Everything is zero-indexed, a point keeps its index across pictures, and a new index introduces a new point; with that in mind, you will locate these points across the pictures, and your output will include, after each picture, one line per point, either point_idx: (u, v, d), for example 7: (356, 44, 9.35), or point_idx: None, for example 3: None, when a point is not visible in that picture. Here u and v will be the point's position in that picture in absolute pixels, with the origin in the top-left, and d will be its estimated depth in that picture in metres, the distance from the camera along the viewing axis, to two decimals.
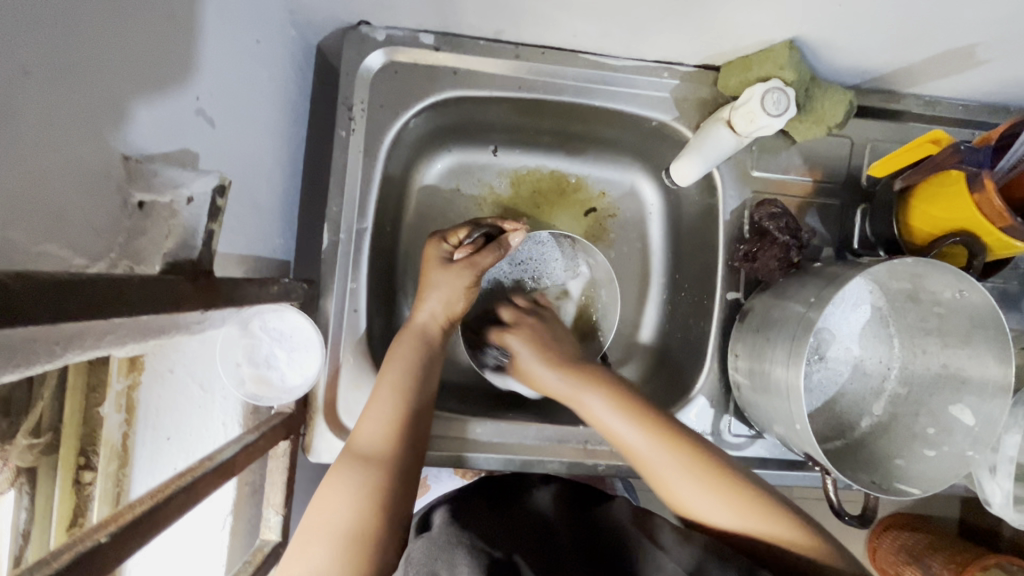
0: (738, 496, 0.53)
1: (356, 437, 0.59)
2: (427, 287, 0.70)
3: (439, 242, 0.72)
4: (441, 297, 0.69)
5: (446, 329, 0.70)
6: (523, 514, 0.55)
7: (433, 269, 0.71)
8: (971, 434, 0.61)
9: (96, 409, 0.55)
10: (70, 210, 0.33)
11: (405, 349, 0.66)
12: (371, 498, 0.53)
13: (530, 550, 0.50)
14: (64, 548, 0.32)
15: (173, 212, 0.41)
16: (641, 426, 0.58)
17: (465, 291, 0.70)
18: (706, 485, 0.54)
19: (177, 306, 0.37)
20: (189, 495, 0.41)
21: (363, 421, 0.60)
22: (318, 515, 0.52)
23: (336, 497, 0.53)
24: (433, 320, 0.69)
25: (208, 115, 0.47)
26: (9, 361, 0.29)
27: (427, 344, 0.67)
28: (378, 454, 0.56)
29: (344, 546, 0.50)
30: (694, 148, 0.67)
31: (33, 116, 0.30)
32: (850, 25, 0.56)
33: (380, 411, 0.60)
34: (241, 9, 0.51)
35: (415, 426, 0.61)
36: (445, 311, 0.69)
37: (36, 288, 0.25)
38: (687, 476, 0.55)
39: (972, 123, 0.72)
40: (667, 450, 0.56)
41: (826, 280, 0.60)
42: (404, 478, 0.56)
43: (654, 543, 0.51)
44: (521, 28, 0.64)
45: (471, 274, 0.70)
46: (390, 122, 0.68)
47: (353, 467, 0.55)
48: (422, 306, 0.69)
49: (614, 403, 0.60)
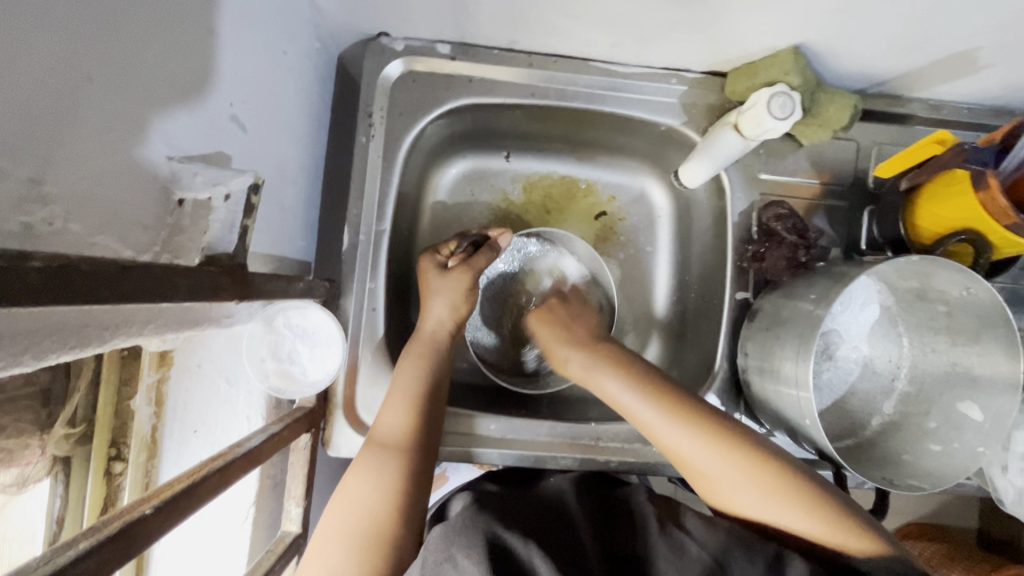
0: (779, 494, 0.55)
1: (374, 435, 0.61)
2: (428, 296, 0.71)
3: (432, 254, 0.74)
4: (445, 303, 0.71)
5: (454, 331, 0.72)
6: (550, 514, 0.57)
7: (430, 278, 0.72)
8: (981, 431, 0.62)
9: (126, 402, 0.58)
10: (120, 206, 0.36)
11: (416, 355, 0.67)
12: (387, 499, 0.56)
13: (557, 544, 0.52)
14: (112, 518, 0.34)
15: (210, 209, 0.44)
16: (693, 433, 0.59)
17: (464, 293, 0.72)
18: (752, 486, 0.56)
19: (216, 296, 0.39)
20: (222, 477, 0.43)
21: (380, 419, 0.62)
22: (341, 508, 0.55)
23: (357, 495, 0.56)
24: (442, 327, 0.71)
25: (240, 120, 0.50)
26: (65, 341, 0.32)
27: (435, 347, 0.69)
28: (396, 453, 0.59)
29: (361, 545, 0.53)
30: (702, 152, 0.69)
31: (94, 119, 0.33)
32: (854, 32, 0.58)
33: (396, 404, 0.63)
34: (271, 22, 0.54)
35: (429, 430, 0.63)
36: (450, 315, 0.71)
37: (101, 271, 0.27)
38: (731, 475, 0.57)
39: (979, 127, 0.74)
40: (692, 438, 0.59)
41: (832, 279, 0.61)
42: (417, 474, 0.59)
43: (689, 532, 0.54)
44: (533, 37, 0.67)
45: (467, 274, 0.72)
46: (408, 128, 0.71)
47: (373, 465, 0.58)
48: (426, 317, 0.71)
49: (653, 403, 0.61)
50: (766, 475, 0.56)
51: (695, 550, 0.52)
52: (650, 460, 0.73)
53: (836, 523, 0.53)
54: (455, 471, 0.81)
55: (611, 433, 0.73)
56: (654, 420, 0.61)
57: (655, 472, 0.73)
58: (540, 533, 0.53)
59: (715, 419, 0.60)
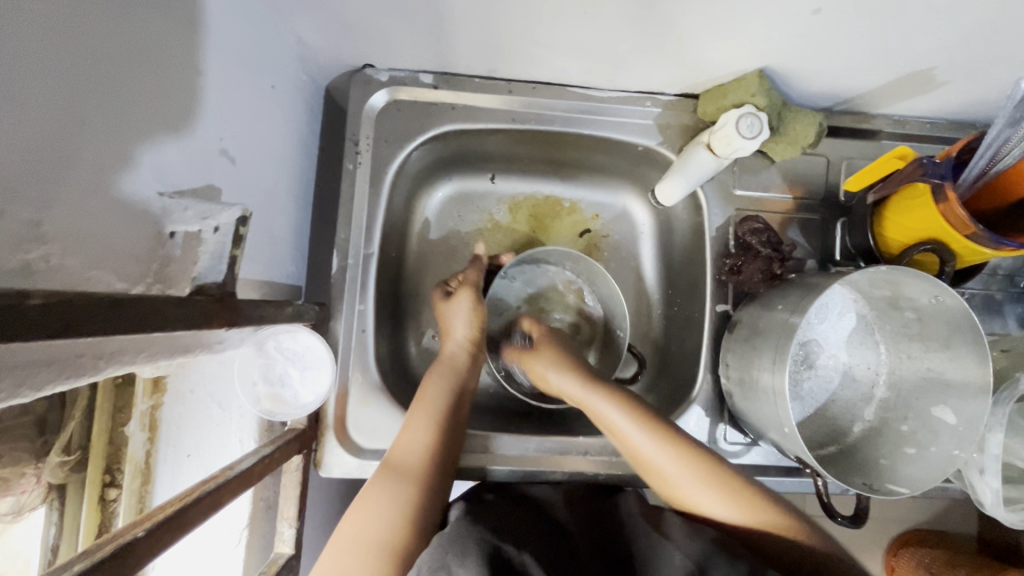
0: (733, 490, 0.57)
1: (394, 452, 0.63)
2: (443, 322, 0.75)
3: (441, 285, 0.79)
4: (461, 324, 0.74)
5: (474, 353, 0.74)
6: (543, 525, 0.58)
7: (440, 305, 0.77)
8: (956, 434, 0.63)
9: (120, 428, 0.59)
10: (114, 242, 0.38)
11: (436, 378, 0.70)
12: (403, 514, 0.57)
13: (551, 557, 0.52)
14: (105, 542, 0.35)
15: (200, 240, 0.46)
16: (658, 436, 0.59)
17: (474, 310, 0.75)
18: (712, 485, 0.57)
19: (207, 323, 0.41)
20: (213, 499, 0.44)
21: (402, 437, 0.64)
22: (353, 528, 0.55)
23: (375, 508, 0.57)
24: (461, 347, 0.74)
25: (229, 154, 0.53)
26: (60, 373, 0.34)
27: (456, 370, 0.71)
28: (414, 468, 0.61)
29: (377, 557, 0.54)
30: (677, 170, 0.72)
31: (87, 161, 0.35)
32: (812, 56, 0.62)
33: (417, 424, 0.65)
34: (257, 60, 0.57)
35: (447, 450, 0.64)
36: (470, 335, 0.74)
37: (95, 306, 0.29)
38: (688, 473, 0.58)
39: (942, 140, 0.77)
40: (648, 434, 0.59)
41: (804, 289, 0.63)
42: (434, 490, 0.60)
43: (671, 539, 0.54)
44: (512, 66, 0.70)
45: (473, 292, 0.76)
46: (393, 154, 0.73)
47: (390, 482, 0.59)
48: (449, 339, 0.74)
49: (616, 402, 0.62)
50: (720, 472, 0.58)
51: (678, 558, 0.51)
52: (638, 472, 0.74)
53: (772, 510, 0.56)
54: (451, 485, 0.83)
55: (599, 447, 0.74)
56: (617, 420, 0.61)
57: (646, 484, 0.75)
58: (531, 543, 0.53)
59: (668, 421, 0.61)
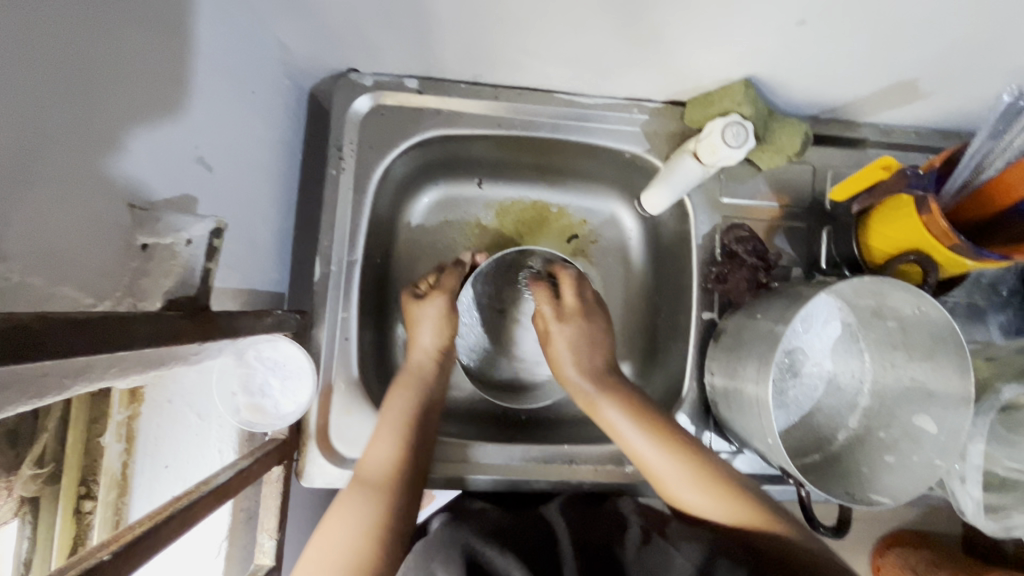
0: (725, 492, 0.60)
1: (364, 464, 0.64)
2: (413, 325, 0.74)
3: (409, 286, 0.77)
4: (431, 330, 0.73)
5: (440, 362, 0.73)
6: (533, 537, 0.57)
7: (409, 308, 0.75)
8: (939, 444, 0.63)
9: (96, 440, 0.57)
10: (80, 257, 0.37)
11: (403, 390, 0.69)
12: (367, 534, 0.58)
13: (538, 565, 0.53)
14: (70, 565, 0.34)
15: (174, 252, 0.45)
16: (631, 415, 0.65)
17: (444, 316, 0.74)
18: (682, 468, 0.62)
19: (178, 337, 0.40)
20: (187, 516, 0.44)
21: (370, 448, 0.65)
22: (324, 542, 0.57)
23: (340, 529, 0.58)
24: (428, 356, 0.73)
25: (207, 162, 0.52)
26: (24, 393, 0.33)
27: (422, 382, 0.71)
28: (381, 485, 0.62)
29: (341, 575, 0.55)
30: (663, 179, 0.72)
31: (51, 177, 0.34)
32: (798, 67, 0.62)
33: (383, 438, 0.65)
34: (238, 66, 0.56)
35: (413, 461, 0.65)
36: (437, 344, 0.73)
37: (54, 327, 0.28)
38: (657, 453, 0.63)
39: (926, 149, 0.77)
40: (623, 411, 0.65)
41: (788, 299, 0.63)
42: (400, 502, 0.62)
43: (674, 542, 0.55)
44: (498, 72, 0.69)
45: (445, 297, 0.74)
46: (378, 159, 0.72)
47: (356, 500, 0.60)
48: (416, 347, 0.73)
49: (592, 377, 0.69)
50: (696, 463, 0.62)
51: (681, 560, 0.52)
52: (624, 480, 0.74)
53: (744, 502, 0.60)
54: (439, 492, 0.82)
55: (584, 455, 0.74)
56: (595, 394, 0.68)
57: (633, 491, 0.74)
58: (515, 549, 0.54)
59: (645, 403, 0.67)
